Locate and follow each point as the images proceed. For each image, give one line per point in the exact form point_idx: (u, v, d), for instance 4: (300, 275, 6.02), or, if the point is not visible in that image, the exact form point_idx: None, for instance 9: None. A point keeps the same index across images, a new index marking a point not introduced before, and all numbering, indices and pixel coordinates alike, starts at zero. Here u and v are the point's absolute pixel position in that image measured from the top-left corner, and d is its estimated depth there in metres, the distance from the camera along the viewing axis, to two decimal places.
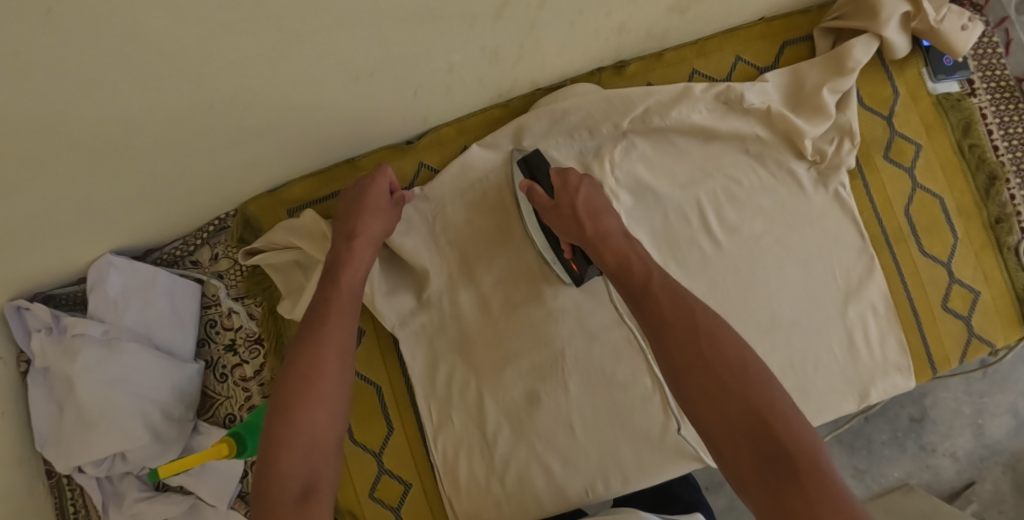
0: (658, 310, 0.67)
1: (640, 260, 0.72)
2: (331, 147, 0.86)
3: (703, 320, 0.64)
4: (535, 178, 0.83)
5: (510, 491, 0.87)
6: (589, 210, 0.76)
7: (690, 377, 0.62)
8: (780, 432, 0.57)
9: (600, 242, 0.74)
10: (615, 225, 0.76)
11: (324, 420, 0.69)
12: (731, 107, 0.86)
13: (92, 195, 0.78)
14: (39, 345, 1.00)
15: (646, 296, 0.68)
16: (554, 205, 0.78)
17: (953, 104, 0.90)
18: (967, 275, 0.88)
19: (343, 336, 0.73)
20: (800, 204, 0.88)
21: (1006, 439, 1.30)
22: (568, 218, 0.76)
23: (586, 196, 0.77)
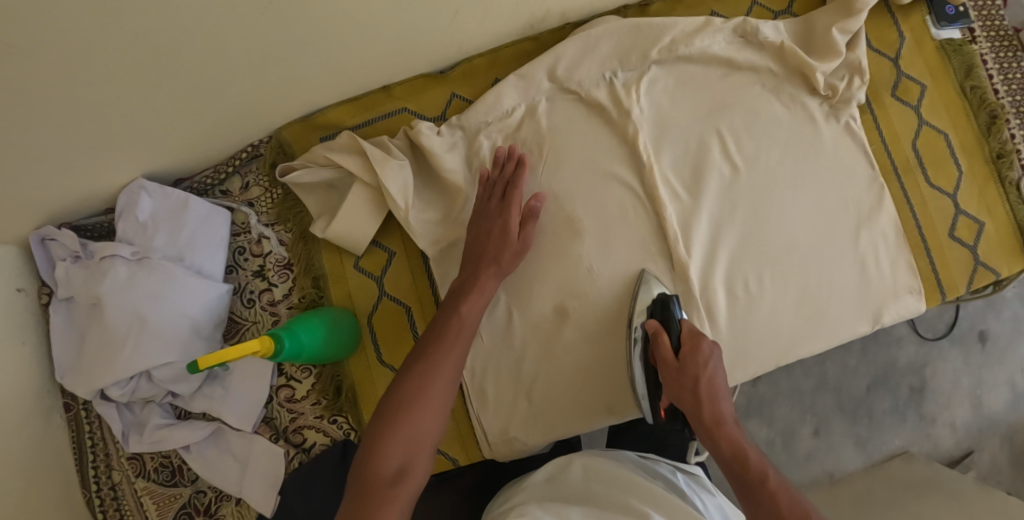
0: (730, 451, 0.74)
1: (757, 456, 0.73)
2: (369, 71, 0.90)
3: (758, 460, 0.72)
4: (666, 322, 0.83)
5: (537, 409, 0.90)
6: (711, 393, 0.77)
7: (750, 493, 0.71)
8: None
9: (696, 407, 0.77)
10: (729, 409, 0.78)
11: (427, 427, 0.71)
12: (747, 41, 0.93)
13: (139, 101, 0.81)
14: (64, 272, 1.01)
15: (750, 478, 0.71)
16: (677, 368, 0.79)
17: (955, 49, 0.96)
18: (972, 207, 0.93)
19: (456, 361, 0.77)
20: (815, 137, 0.92)
21: (1004, 410, 1.36)
22: (688, 389, 0.78)
23: (713, 373, 0.78)
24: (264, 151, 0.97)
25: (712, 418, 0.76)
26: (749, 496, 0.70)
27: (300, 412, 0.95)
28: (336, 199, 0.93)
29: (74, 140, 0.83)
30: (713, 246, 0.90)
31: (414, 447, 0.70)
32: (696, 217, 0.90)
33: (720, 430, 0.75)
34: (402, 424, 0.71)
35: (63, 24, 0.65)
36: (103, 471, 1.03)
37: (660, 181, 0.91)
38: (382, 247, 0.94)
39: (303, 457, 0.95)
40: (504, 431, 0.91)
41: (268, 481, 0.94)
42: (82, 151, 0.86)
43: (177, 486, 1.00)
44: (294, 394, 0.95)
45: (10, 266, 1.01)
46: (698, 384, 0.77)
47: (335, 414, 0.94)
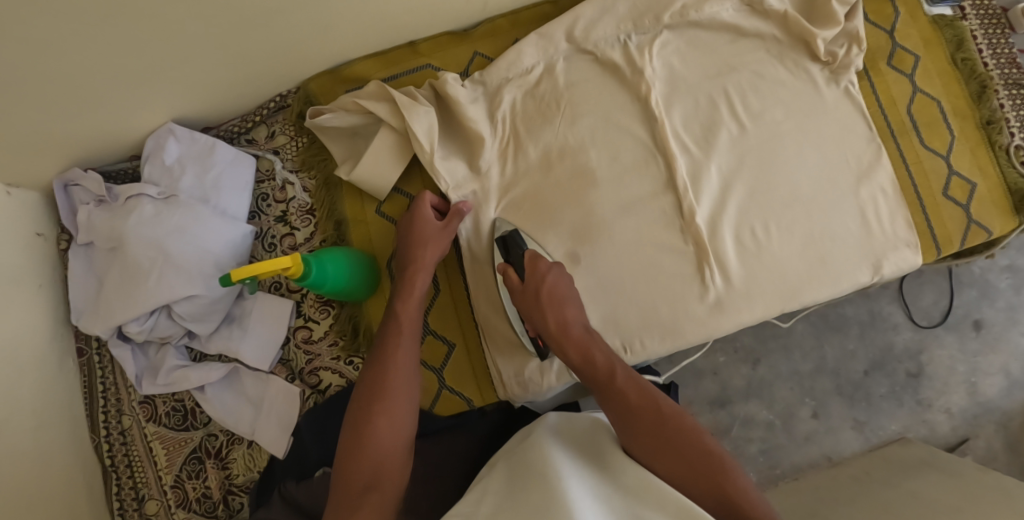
0: (620, 395, 0.74)
1: (604, 357, 0.79)
2: (397, 24, 0.95)
3: (651, 395, 0.73)
4: (508, 251, 0.90)
5: (553, 350, 0.90)
6: (551, 296, 0.83)
7: (639, 419, 0.71)
8: (723, 476, 0.66)
9: (564, 332, 0.81)
10: (576, 317, 0.83)
11: (390, 427, 0.73)
12: (753, 10, 0.98)
13: (177, 42, 0.84)
14: (86, 216, 1.02)
15: (611, 391, 0.75)
16: (523, 286, 0.85)
17: (947, 23, 1.03)
18: (965, 167, 0.98)
19: (403, 377, 0.77)
20: (815, 99, 0.98)
21: (999, 398, 1.36)
22: (532, 301, 0.83)
23: (551, 285, 0.84)
24: (291, 101, 1.01)
25: (606, 374, 0.77)
26: (637, 425, 0.70)
27: (318, 353, 0.97)
28: (361, 146, 0.97)
29: (111, 75, 0.86)
30: (721, 196, 0.94)
31: (383, 455, 0.71)
32: (705, 169, 0.94)
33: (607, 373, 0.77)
34: (365, 437, 0.71)
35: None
36: (113, 415, 1.04)
37: (670, 134, 0.95)
38: (403, 193, 0.97)
39: (318, 397, 0.97)
40: (519, 372, 0.90)
41: (281, 423, 0.96)
42: (118, 88, 0.89)
43: (188, 429, 1.01)
44: (311, 335, 0.98)
45: (33, 210, 1.04)
46: (541, 290, 0.83)
47: (351, 355, 0.96)
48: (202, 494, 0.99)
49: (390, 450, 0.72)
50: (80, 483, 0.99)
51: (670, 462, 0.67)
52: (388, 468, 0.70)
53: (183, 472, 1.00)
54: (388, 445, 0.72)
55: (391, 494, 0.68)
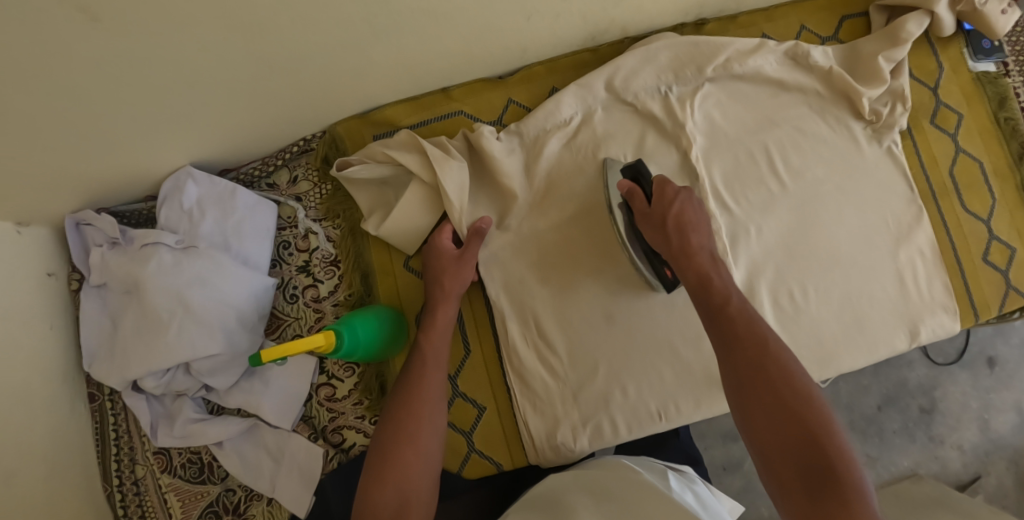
0: (730, 328, 0.72)
1: (721, 283, 0.77)
2: (429, 72, 0.90)
3: (759, 332, 0.71)
4: (637, 181, 0.86)
5: (587, 415, 0.88)
6: (679, 223, 0.81)
7: (744, 355, 0.70)
8: (811, 422, 0.65)
9: (687, 256, 0.79)
10: (702, 245, 0.80)
11: (416, 463, 0.74)
12: (797, 64, 0.95)
13: (197, 86, 0.79)
14: (100, 258, 0.98)
15: (722, 315, 0.74)
16: (648, 210, 0.83)
17: (990, 80, 1.01)
18: (1004, 231, 0.97)
19: (427, 413, 0.78)
20: (857, 156, 0.95)
21: (1010, 435, 1.35)
22: (658, 227, 0.81)
23: (679, 210, 0.81)
24: (316, 145, 0.96)
25: (676, 260, 0.79)
26: (742, 367, 0.70)
27: (341, 411, 0.94)
28: (389, 197, 0.92)
29: (130, 118, 0.81)
30: (764, 257, 0.91)
31: (409, 490, 0.71)
32: (744, 228, 0.92)
33: (725, 307, 0.74)
34: (393, 471, 0.72)
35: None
36: (125, 464, 1.00)
37: (709, 193, 0.92)
38: None
39: (341, 457, 0.94)
40: (551, 435, 0.88)
41: (303, 480, 0.93)
42: (140, 131, 0.85)
43: (205, 483, 0.98)
44: (334, 393, 0.95)
45: (43, 249, 0.99)
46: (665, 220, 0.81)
47: (377, 415, 0.93)
48: None
49: (417, 486, 0.72)
50: None
51: (756, 403, 0.67)
52: (414, 503, 0.71)
53: None
54: (414, 481, 0.72)
55: None
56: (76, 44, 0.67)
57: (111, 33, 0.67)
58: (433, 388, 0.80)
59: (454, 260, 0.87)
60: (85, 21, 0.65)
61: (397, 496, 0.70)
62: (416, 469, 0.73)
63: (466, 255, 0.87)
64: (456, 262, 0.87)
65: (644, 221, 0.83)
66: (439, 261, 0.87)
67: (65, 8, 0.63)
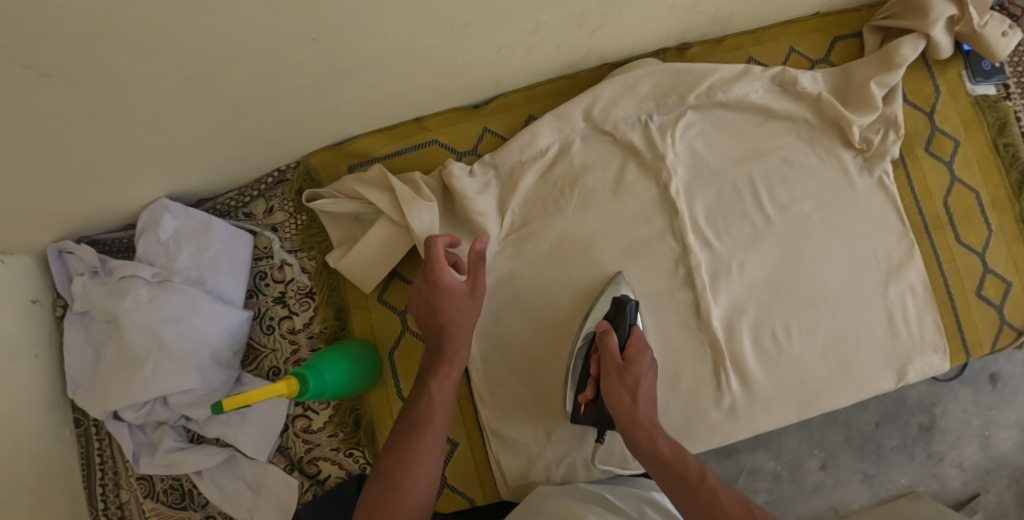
0: (712, 502, 0.73)
1: (693, 459, 0.77)
2: (402, 104, 0.88)
3: (738, 503, 0.74)
4: (614, 322, 0.84)
5: (560, 453, 0.88)
6: (645, 395, 0.80)
7: None
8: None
9: (651, 438, 0.78)
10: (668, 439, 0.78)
11: (413, 488, 0.76)
12: (784, 90, 0.91)
13: (164, 129, 0.79)
14: (82, 287, 0.99)
15: (700, 490, 0.75)
16: (619, 383, 0.80)
17: (989, 105, 0.96)
18: (1000, 265, 0.93)
19: (427, 435, 0.79)
20: (847, 188, 0.92)
21: (1012, 452, 1.29)
22: (626, 392, 0.80)
23: (646, 412, 0.79)
24: (291, 176, 0.96)
25: (648, 437, 0.78)
26: None
27: (316, 443, 0.95)
28: (361, 233, 0.92)
29: (99, 159, 0.82)
30: (745, 292, 0.89)
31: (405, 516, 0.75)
32: (726, 265, 0.89)
33: (686, 474, 0.76)
34: (389, 494, 0.75)
35: (92, 54, 0.63)
36: (110, 488, 1.02)
37: (690, 228, 0.89)
38: (405, 280, 0.94)
39: (317, 489, 0.95)
40: (524, 473, 0.88)
41: (280, 511, 0.94)
42: (113, 170, 0.85)
43: (186, 509, 0.99)
44: (310, 425, 0.95)
45: (27, 276, 1.00)
46: (636, 416, 0.79)
47: (351, 447, 0.94)
48: None
49: (412, 511, 0.75)
50: None
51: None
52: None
53: None
54: (409, 506, 0.75)
55: None
56: (30, 98, 0.67)
57: (65, 85, 0.67)
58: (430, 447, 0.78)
59: (462, 281, 0.83)
60: (37, 76, 0.64)
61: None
62: (409, 504, 0.75)
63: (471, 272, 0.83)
64: (465, 284, 0.83)
65: (608, 379, 0.81)
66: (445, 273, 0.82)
67: (14, 68, 0.62)
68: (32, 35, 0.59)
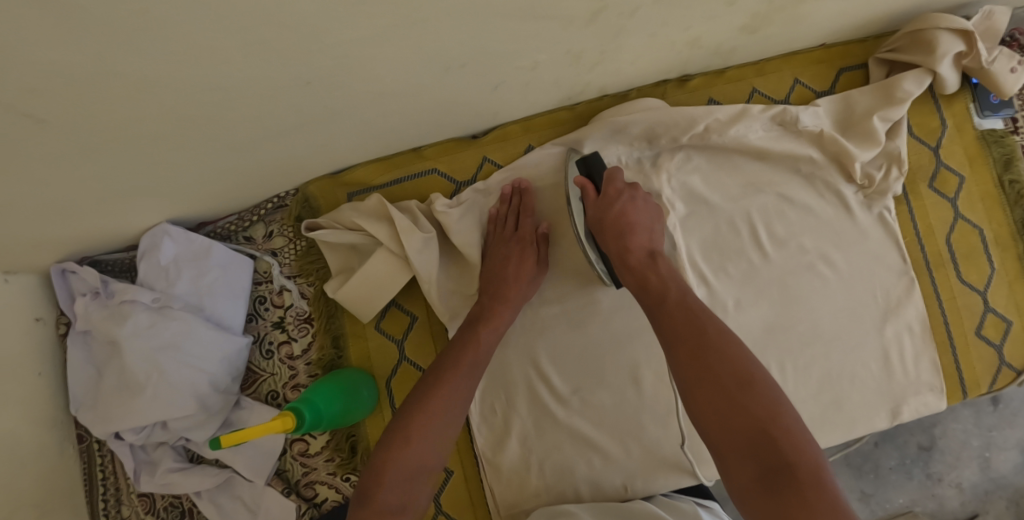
0: (668, 324, 0.71)
1: (659, 278, 0.75)
2: (398, 136, 0.88)
3: (698, 322, 0.69)
4: (591, 178, 0.85)
5: (551, 486, 0.89)
6: (628, 221, 0.80)
7: (684, 348, 0.68)
8: (784, 447, 0.60)
9: (622, 261, 0.78)
10: (641, 244, 0.79)
11: (433, 452, 0.74)
12: (784, 129, 0.90)
13: (160, 164, 0.80)
14: (83, 308, 1.00)
15: (662, 310, 0.72)
16: (593, 211, 0.82)
17: (996, 140, 0.94)
18: (1001, 304, 0.92)
19: (456, 404, 0.77)
20: (845, 224, 0.91)
21: (1012, 474, 1.28)
22: (611, 221, 0.80)
23: (622, 209, 0.81)
24: (290, 202, 0.96)
25: (659, 296, 0.74)
26: (685, 346, 0.68)
27: (314, 466, 0.96)
28: (355, 262, 0.92)
29: (95, 193, 0.83)
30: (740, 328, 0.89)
31: (416, 478, 0.72)
32: (722, 302, 0.89)
33: (705, 331, 0.68)
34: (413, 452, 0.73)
35: (85, 99, 0.64)
36: (112, 504, 1.05)
37: (687, 265, 0.89)
38: (403, 309, 0.94)
39: (314, 512, 0.95)
40: (515, 504, 0.90)
41: None
42: (110, 200, 0.86)
43: None
44: (307, 448, 0.96)
45: (30, 296, 1.02)
46: (606, 216, 0.80)
47: (349, 473, 0.94)
48: None
49: (424, 474, 0.73)
50: None
51: (719, 425, 0.63)
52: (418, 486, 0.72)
53: None
54: (424, 467, 0.73)
55: None
56: (27, 140, 0.68)
57: (60, 128, 0.68)
58: (445, 432, 0.75)
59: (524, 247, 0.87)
60: (33, 122, 0.66)
61: (409, 473, 0.72)
62: (425, 469, 0.73)
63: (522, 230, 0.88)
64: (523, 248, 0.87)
65: (596, 221, 0.81)
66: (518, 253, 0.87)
67: (8, 115, 0.63)
68: (28, 87, 0.60)
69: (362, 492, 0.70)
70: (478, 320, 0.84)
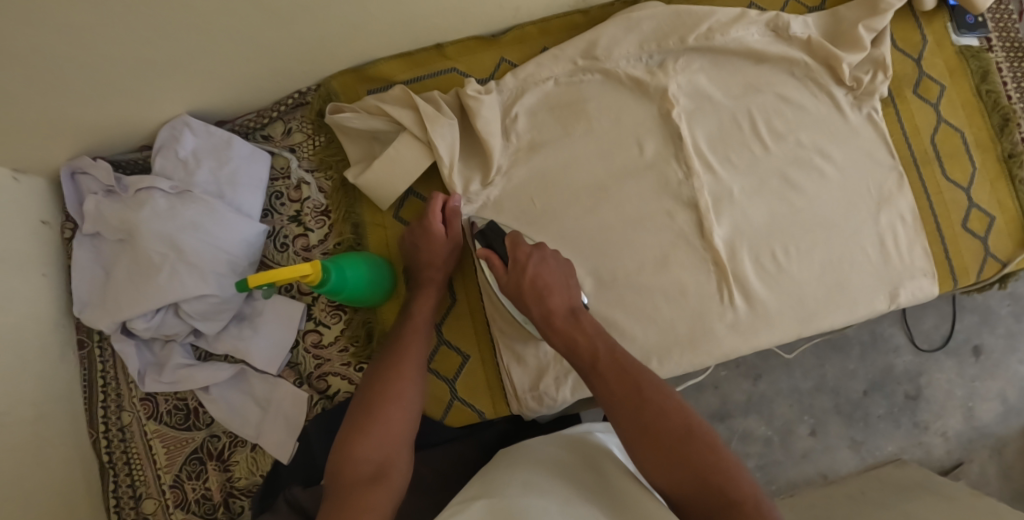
0: (604, 384, 0.73)
1: (587, 337, 0.78)
2: (421, 26, 0.93)
3: (631, 378, 0.72)
4: (492, 246, 0.88)
5: (569, 364, 0.90)
6: (536, 283, 0.82)
7: (619, 409, 0.71)
8: (727, 487, 0.65)
9: (548, 322, 0.80)
10: (562, 302, 0.82)
11: (399, 419, 0.77)
12: (778, 35, 0.96)
13: (194, 36, 0.82)
14: (94, 206, 0.99)
15: (593, 373, 0.75)
16: (506, 277, 0.84)
17: (973, 55, 1.03)
18: (984, 200, 0.99)
19: (408, 371, 0.82)
20: (841, 125, 0.97)
21: (994, 424, 1.30)
22: (520, 286, 0.83)
23: (535, 272, 0.83)
24: (311, 98, 0.99)
25: (590, 356, 0.76)
26: (619, 420, 0.70)
27: (327, 358, 0.97)
28: (375, 150, 0.97)
29: (124, 65, 0.84)
30: (749, 219, 0.94)
31: (390, 444, 0.75)
32: (729, 190, 0.94)
33: (637, 388, 0.71)
34: (378, 421, 0.76)
35: None
36: (112, 411, 1.01)
37: (693, 153, 0.94)
38: (419, 196, 0.98)
39: (326, 403, 0.97)
40: (534, 383, 0.91)
41: (288, 426, 0.96)
42: (135, 77, 0.86)
43: (191, 429, 0.99)
44: (321, 339, 0.97)
45: (38, 196, 1.00)
46: (522, 281, 0.83)
47: (362, 362, 0.96)
48: (202, 495, 0.98)
49: (396, 441, 0.76)
50: (78, 477, 0.97)
51: (675, 479, 0.66)
52: (392, 450, 0.75)
53: (184, 472, 0.98)
54: (393, 435, 0.76)
55: (393, 490, 0.71)
56: None
57: None
58: (403, 398, 0.79)
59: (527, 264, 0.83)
60: None
61: (375, 437, 0.74)
62: (394, 435, 0.76)
63: (522, 259, 0.84)
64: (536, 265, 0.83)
65: (512, 278, 0.83)
66: (518, 270, 0.83)
67: None
68: None
69: (335, 468, 0.72)
70: (421, 289, 0.90)
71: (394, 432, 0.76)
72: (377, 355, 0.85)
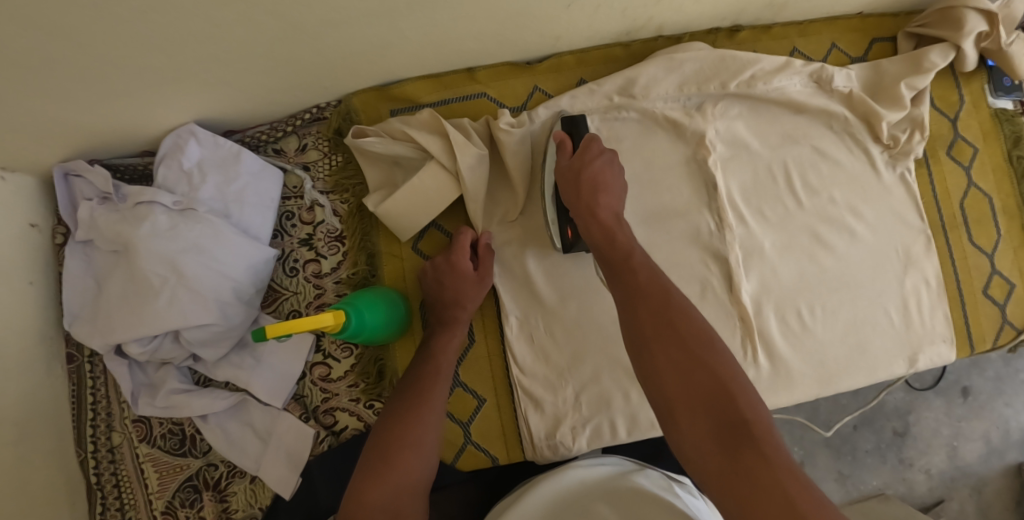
0: (632, 278, 0.74)
1: (624, 236, 0.78)
2: (456, 51, 0.88)
3: (659, 282, 0.73)
4: (572, 134, 0.87)
5: (587, 415, 0.88)
6: (595, 181, 0.81)
7: (646, 306, 0.71)
8: (739, 402, 0.62)
9: (591, 213, 0.79)
10: (608, 204, 0.81)
11: (413, 468, 0.73)
12: (820, 87, 0.94)
13: (215, 47, 0.76)
14: (89, 213, 0.92)
15: (624, 267, 0.75)
16: (568, 163, 0.83)
17: (1007, 118, 1.01)
18: (1007, 268, 0.99)
19: (428, 417, 0.78)
20: (873, 181, 0.95)
21: (977, 463, 1.27)
22: (575, 180, 0.81)
23: (597, 168, 0.82)
24: (330, 114, 0.94)
25: (623, 253, 0.77)
26: (643, 328, 0.70)
27: (335, 392, 0.93)
28: (396, 177, 0.92)
29: (136, 72, 0.77)
30: (776, 275, 0.92)
31: (402, 492, 0.71)
32: (758, 243, 0.92)
33: (665, 295, 0.71)
34: (392, 469, 0.72)
35: None
36: (102, 430, 0.96)
37: (727, 204, 0.92)
38: (440, 229, 0.94)
39: (332, 440, 0.93)
40: (551, 433, 0.88)
41: (291, 462, 0.91)
42: (145, 83, 0.80)
43: (186, 455, 0.95)
44: (329, 373, 0.94)
45: (28, 199, 0.93)
46: (584, 170, 0.81)
47: (372, 399, 0.92)
48: None
49: (411, 489, 0.72)
50: (62, 500, 0.91)
51: (676, 380, 0.65)
52: (405, 497, 0.71)
53: (177, 500, 0.94)
54: (408, 483, 0.72)
55: None
56: None
57: None
58: (420, 445, 0.75)
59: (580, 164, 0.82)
60: None
61: (389, 487, 0.70)
62: (408, 484, 0.72)
63: (576, 160, 0.83)
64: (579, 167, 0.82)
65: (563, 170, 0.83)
66: (570, 180, 0.82)
67: None
68: None
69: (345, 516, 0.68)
70: (447, 326, 0.86)
71: (410, 480, 0.72)
72: (394, 394, 0.80)
